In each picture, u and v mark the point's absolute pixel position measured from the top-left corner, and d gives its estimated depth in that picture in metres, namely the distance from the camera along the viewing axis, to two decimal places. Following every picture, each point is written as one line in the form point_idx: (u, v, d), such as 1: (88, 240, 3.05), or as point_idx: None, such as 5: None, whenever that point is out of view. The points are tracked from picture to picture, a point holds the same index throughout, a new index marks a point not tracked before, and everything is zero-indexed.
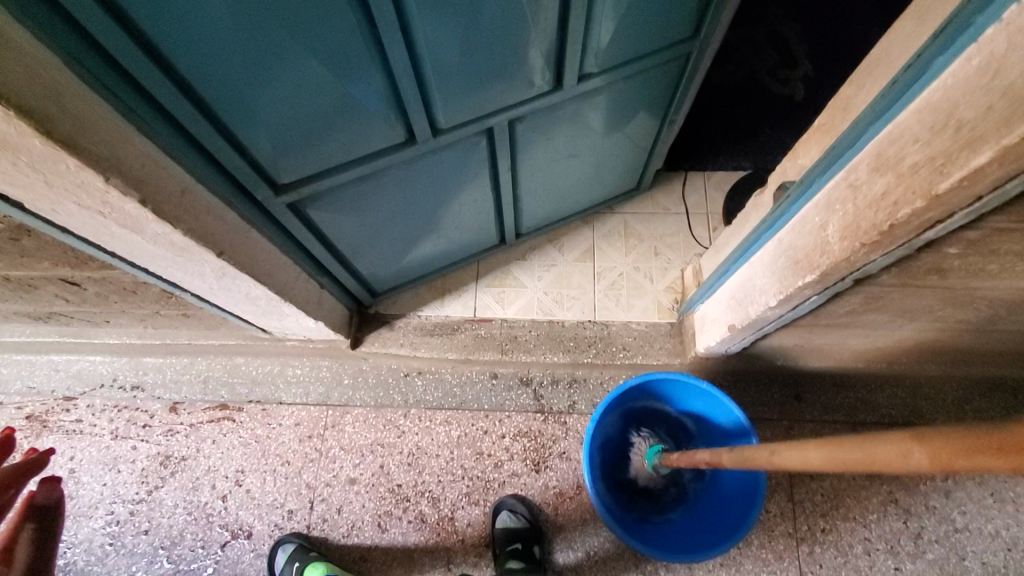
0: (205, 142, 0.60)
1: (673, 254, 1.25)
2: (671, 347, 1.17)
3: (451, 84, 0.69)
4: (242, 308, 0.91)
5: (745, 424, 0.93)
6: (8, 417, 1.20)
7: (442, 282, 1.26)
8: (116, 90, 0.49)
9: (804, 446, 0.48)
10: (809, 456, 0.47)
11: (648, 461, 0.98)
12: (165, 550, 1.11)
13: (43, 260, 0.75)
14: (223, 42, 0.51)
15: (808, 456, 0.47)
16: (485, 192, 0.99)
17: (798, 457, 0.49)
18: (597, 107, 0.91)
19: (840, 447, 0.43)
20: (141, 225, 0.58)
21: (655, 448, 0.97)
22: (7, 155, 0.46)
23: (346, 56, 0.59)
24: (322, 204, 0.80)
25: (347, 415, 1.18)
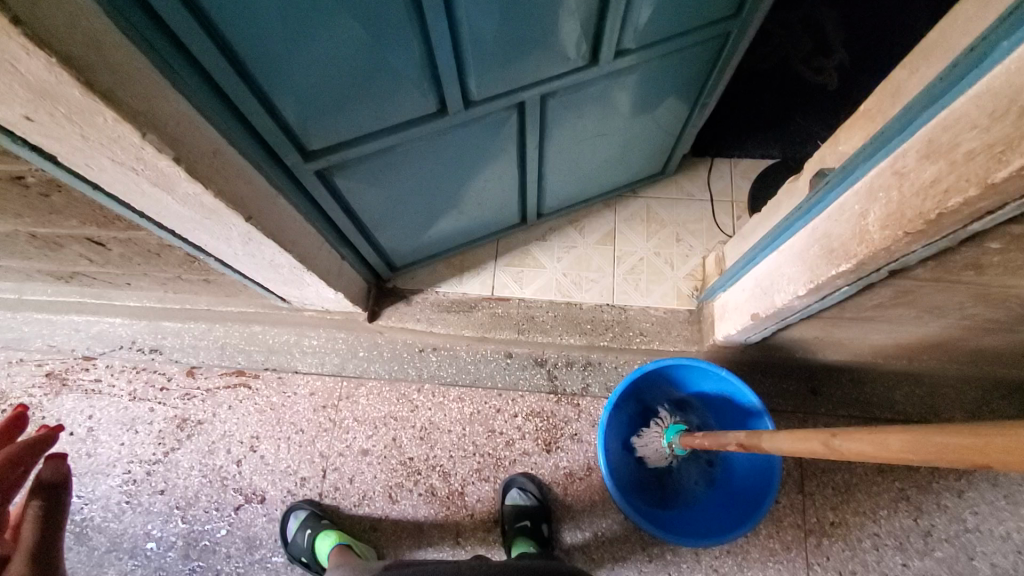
0: (238, 102, 0.59)
1: (695, 241, 1.24)
2: (689, 335, 1.17)
3: (487, 55, 0.68)
4: (264, 275, 0.91)
5: (760, 405, 0.94)
6: (28, 374, 1.22)
7: (461, 260, 1.25)
8: (154, 43, 0.48)
9: (879, 431, 0.48)
10: (888, 442, 0.46)
11: (665, 440, 0.97)
12: (180, 510, 1.13)
13: (71, 218, 0.75)
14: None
15: (887, 443, 0.46)
16: (510, 169, 0.98)
17: (872, 443, 0.48)
18: (631, 85, 0.89)
19: (930, 439, 0.42)
20: (173, 184, 0.58)
21: (677, 427, 0.96)
22: (46, 104, 0.45)
23: (385, 20, 0.57)
24: (349, 173, 0.80)
25: (361, 387, 1.19)
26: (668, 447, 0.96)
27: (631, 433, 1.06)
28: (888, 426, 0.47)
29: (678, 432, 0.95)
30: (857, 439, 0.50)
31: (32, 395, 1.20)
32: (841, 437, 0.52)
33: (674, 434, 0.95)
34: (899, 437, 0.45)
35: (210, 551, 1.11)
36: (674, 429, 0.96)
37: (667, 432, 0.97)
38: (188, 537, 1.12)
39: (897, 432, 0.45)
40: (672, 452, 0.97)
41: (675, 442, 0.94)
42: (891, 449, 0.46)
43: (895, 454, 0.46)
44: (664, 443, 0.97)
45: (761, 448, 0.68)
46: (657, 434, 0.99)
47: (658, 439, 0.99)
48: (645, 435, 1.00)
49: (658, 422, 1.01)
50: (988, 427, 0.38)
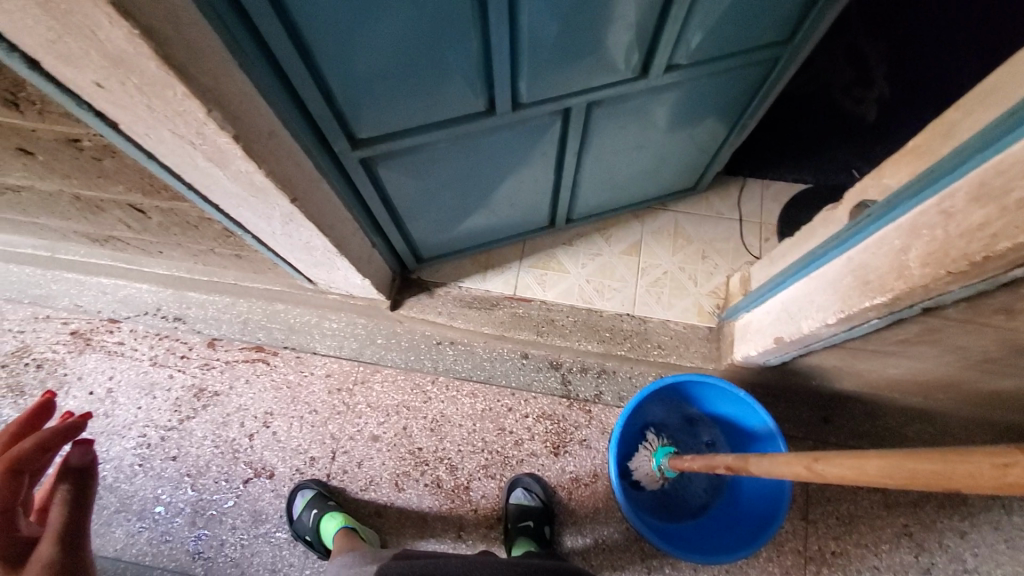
0: (298, 85, 0.60)
1: (720, 259, 1.24)
2: (707, 352, 1.16)
3: (542, 60, 0.69)
4: (297, 256, 0.93)
5: (773, 428, 0.94)
6: (54, 331, 1.24)
7: (487, 257, 1.25)
8: (228, 22, 0.49)
9: (858, 455, 0.48)
10: (867, 467, 0.46)
11: (655, 462, 0.98)
12: (190, 478, 1.15)
13: (119, 183, 0.76)
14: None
15: (866, 467, 0.46)
16: (547, 172, 0.98)
17: (852, 467, 0.48)
18: (675, 100, 0.89)
19: (905, 462, 0.42)
20: (228, 160, 0.59)
21: (665, 450, 0.97)
22: (120, 73, 0.46)
23: (449, 18, 0.58)
24: (391, 163, 0.80)
25: (377, 374, 1.21)
26: (657, 469, 0.98)
27: (625, 457, 1.05)
28: (868, 452, 0.47)
29: (666, 454, 0.96)
30: (838, 464, 0.50)
31: (56, 352, 1.23)
32: (823, 462, 0.52)
33: (662, 457, 0.97)
34: (876, 462, 0.45)
35: (216, 521, 1.12)
36: (663, 451, 0.98)
37: (656, 455, 0.98)
38: (196, 505, 1.13)
39: (875, 455, 0.45)
40: (661, 475, 0.98)
41: (665, 465, 0.95)
42: (868, 473, 0.46)
43: (871, 479, 0.46)
44: (653, 465, 0.98)
45: (745, 471, 0.67)
46: (646, 457, 1.00)
47: (647, 461, 1.00)
48: (634, 459, 1.01)
49: (645, 445, 1.02)
50: (958, 454, 0.38)
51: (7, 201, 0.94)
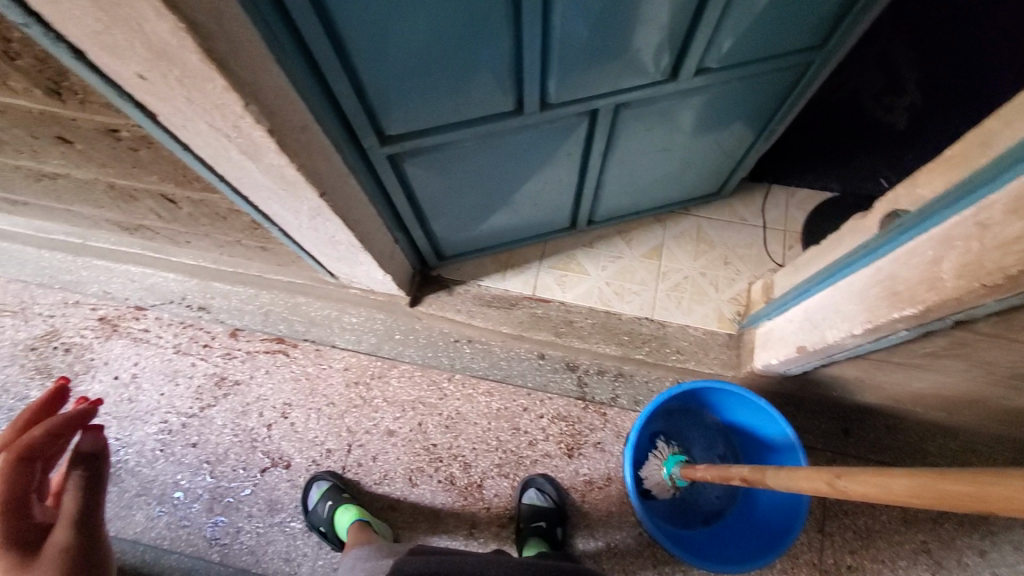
0: (331, 80, 0.61)
1: (742, 266, 1.22)
2: (726, 359, 1.15)
3: (572, 60, 0.69)
4: (321, 250, 0.94)
5: (796, 440, 0.92)
6: (82, 317, 1.29)
7: (507, 256, 1.24)
8: (267, 16, 0.50)
9: (883, 473, 0.47)
10: (893, 485, 0.45)
11: (666, 470, 0.97)
12: (209, 465, 1.17)
13: (152, 174, 0.78)
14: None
15: (891, 485, 0.45)
16: (571, 173, 0.98)
17: (876, 485, 0.47)
18: (703, 104, 0.88)
19: (936, 481, 0.41)
20: (261, 153, 0.60)
21: (676, 458, 0.97)
22: (163, 67, 0.47)
23: (482, 18, 0.59)
24: (418, 160, 0.81)
25: (394, 369, 1.24)
26: (669, 478, 0.96)
27: (636, 465, 1.02)
28: (894, 469, 0.45)
29: (677, 463, 0.96)
30: (862, 481, 0.48)
31: (84, 337, 1.27)
32: (846, 478, 0.51)
33: (673, 465, 0.96)
34: (903, 481, 0.44)
35: (233, 508, 1.14)
36: (674, 459, 0.97)
37: (668, 463, 0.97)
38: (213, 492, 1.15)
39: (901, 474, 0.44)
40: (672, 484, 0.97)
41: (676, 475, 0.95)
42: (893, 492, 0.45)
43: (897, 497, 0.45)
44: (665, 474, 0.97)
45: (763, 484, 0.66)
46: (658, 465, 0.98)
47: (659, 469, 0.98)
48: (645, 467, 0.99)
49: (655, 453, 1.01)
50: (990, 476, 0.37)
51: (43, 188, 0.97)
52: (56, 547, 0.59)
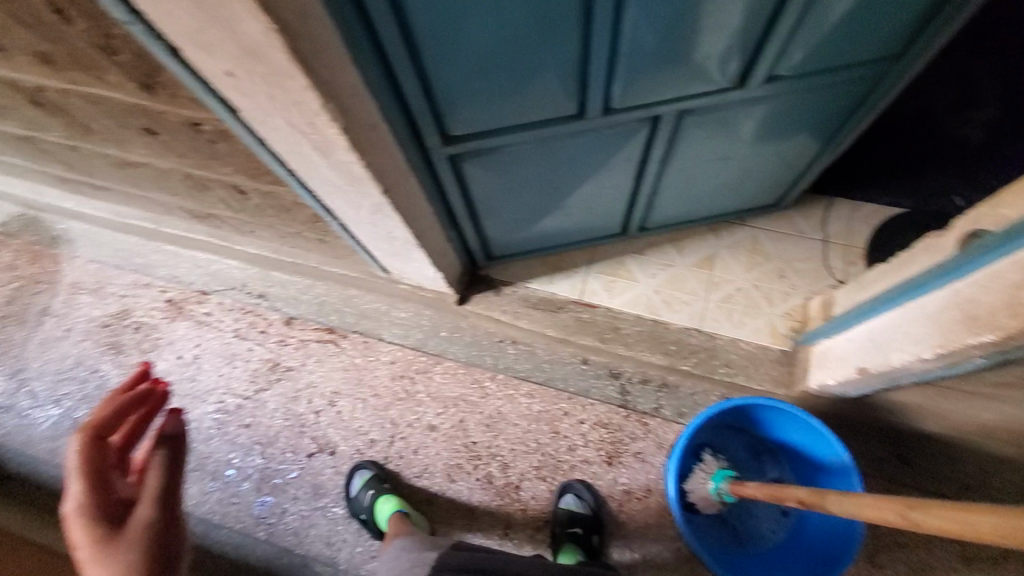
0: (402, 80, 0.63)
1: (799, 281, 1.18)
2: (778, 376, 1.12)
3: (639, 65, 0.68)
4: (377, 245, 0.97)
5: (848, 462, 0.90)
6: (152, 298, 1.37)
7: (556, 259, 1.23)
8: (349, 17, 0.52)
9: (965, 508, 0.44)
10: (977, 522, 0.42)
11: (713, 484, 0.95)
12: (260, 446, 1.22)
13: (227, 166, 0.82)
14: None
15: (976, 522, 0.42)
16: (627, 179, 0.98)
17: (957, 520, 0.44)
18: (769, 113, 0.86)
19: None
20: (332, 150, 0.62)
21: (724, 472, 0.94)
22: (251, 65, 0.50)
23: (553, 23, 0.59)
24: (478, 161, 0.82)
25: (438, 366, 1.26)
26: (715, 493, 0.94)
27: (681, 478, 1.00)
28: (978, 504, 0.43)
29: (725, 478, 0.93)
30: (940, 514, 0.46)
31: (153, 317, 1.35)
32: (920, 509, 0.48)
33: (721, 480, 0.93)
34: (989, 518, 0.41)
35: (280, 489, 1.19)
36: (721, 474, 0.94)
37: (714, 478, 0.95)
38: (262, 472, 1.20)
39: (988, 510, 0.41)
40: (719, 499, 0.95)
41: (722, 490, 0.93)
42: (977, 529, 0.42)
43: (982, 535, 0.42)
44: (711, 488, 0.95)
45: (823, 509, 0.63)
46: (703, 479, 0.96)
47: (704, 482, 0.97)
48: (690, 481, 0.97)
49: (701, 465, 0.99)
50: None
51: (126, 176, 1.03)
52: (141, 522, 0.69)
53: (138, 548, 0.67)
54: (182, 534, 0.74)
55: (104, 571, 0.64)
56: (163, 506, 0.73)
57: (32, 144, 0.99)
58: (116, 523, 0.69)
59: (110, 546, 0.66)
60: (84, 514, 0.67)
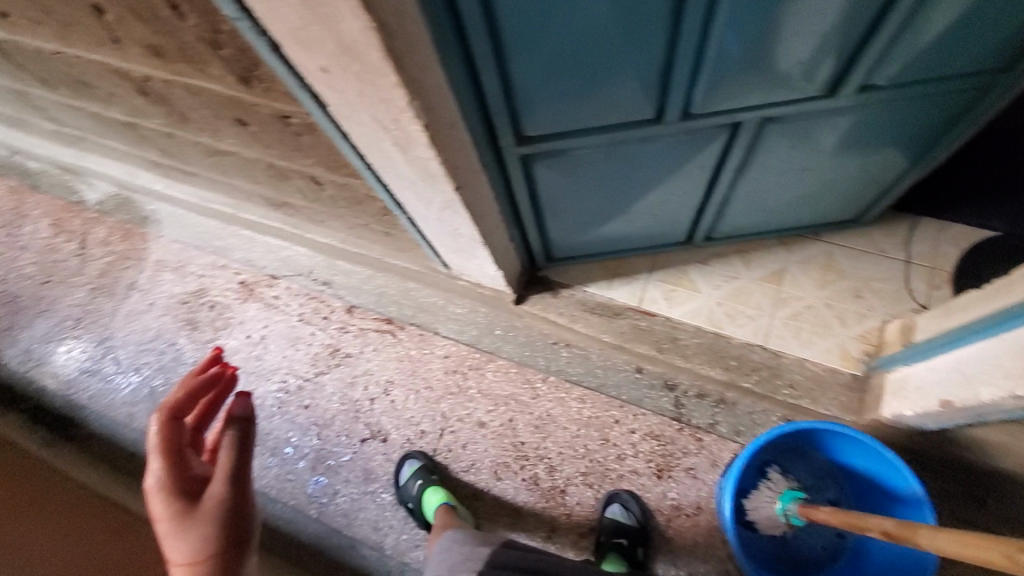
0: (484, 80, 0.64)
1: (877, 302, 1.12)
2: (846, 402, 1.06)
3: (723, 70, 0.66)
4: (442, 241, 0.98)
5: (920, 493, 0.85)
6: (226, 279, 1.45)
7: (616, 264, 1.22)
8: (440, 17, 0.53)
9: None
10: None
11: (780, 505, 0.91)
12: (316, 427, 1.27)
13: (308, 157, 0.86)
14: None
15: None
16: (698, 187, 0.95)
17: None
18: (858, 124, 0.81)
19: None
20: (412, 146, 0.64)
21: (794, 493, 0.91)
22: (346, 62, 0.52)
23: (640, 26, 0.58)
24: (549, 162, 0.82)
25: (491, 363, 1.27)
26: (782, 514, 0.91)
27: (741, 494, 0.97)
28: None
29: (794, 499, 0.89)
30: None
31: (226, 297, 1.43)
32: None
33: (789, 500, 0.90)
34: None
35: (333, 471, 1.23)
36: (789, 495, 0.91)
37: (782, 498, 0.91)
38: (317, 453, 1.25)
39: None
40: (786, 521, 0.91)
41: (790, 511, 0.89)
42: None
43: None
44: (777, 509, 0.91)
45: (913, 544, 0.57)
46: (769, 499, 0.93)
47: (771, 503, 0.93)
48: (752, 498, 0.95)
49: (768, 483, 0.95)
50: None
51: (213, 162, 1.10)
52: (213, 497, 0.72)
53: (210, 520, 0.70)
54: (253, 505, 0.76)
55: (183, 543, 0.68)
56: (235, 482, 0.76)
57: (133, 130, 1.07)
58: (191, 497, 0.72)
59: (184, 519, 0.69)
60: (164, 489, 0.72)
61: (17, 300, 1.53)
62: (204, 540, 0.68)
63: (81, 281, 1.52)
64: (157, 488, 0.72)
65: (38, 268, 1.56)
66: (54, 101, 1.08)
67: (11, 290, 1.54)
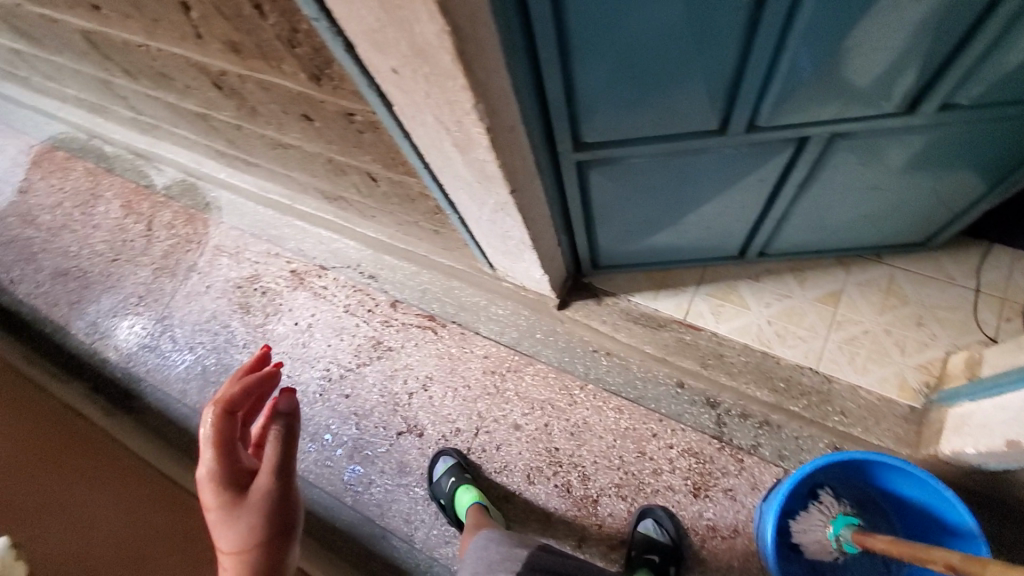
0: (548, 85, 0.64)
1: (940, 331, 1.07)
2: (901, 434, 1.01)
3: (796, 82, 0.64)
4: (491, 242, 0.99)
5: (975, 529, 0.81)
6: (279, 267, 1.50)
7: (663, 275, 1.20)
8: (511, 22, 0.53)
9: None
10: None
11: (832, 530, 0.87)
12: (356, 417, 1.30)
13: (367, 154, 0.88)
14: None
15: None
16: (756, 201, 0.92)
17: None
18: (937, 144, 0.77)
19: None
20: (472, 148, 0.65)
21: (847, 519, 0.87)
22: (417, 64, 0.53)
23: (713, 36, 0.57)
24: (605, 169, 0.82)
25: (529, 367, 1.26)
26: (834, 540, 0.87)
27: (786, 514, 0.94)
28: None
29: (847, 525, 0.86)
30: None
31: (278, 284, 1.48)
32: None
33: (842, 526, 0.86)
34: None
35: (369, 460, 1.26)
36: (843, 520, 0.87)
37: (835, 523, 0.87)
38: (355, 442, 1.28)
39: None
40: (839, 549, 0.87)
41: (844, 536, 0.85)
42: None
43: None
44: (830, 534, 0.87)
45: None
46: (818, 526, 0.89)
47: (822, 528, 0.89)
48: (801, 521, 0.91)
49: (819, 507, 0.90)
50: None
51: (275, 155, 1.14)
52: (259, 488, 0.65)
53: (254, 514, 0.63)
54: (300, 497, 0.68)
55: (229, 538, 0.62)
56: (283, 472, 0.67)
57: (205, 120, 1.12)
58: (238, 486, 0.65)
59: (231, 510, 0.63)
60: (210, 480, 0.65)
61: (87, 276, 1.63)
62: (250, 531, 0.62)
63: (145, 261, 1.61)
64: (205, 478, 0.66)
65: (108, 247, 1.65)
66: (135, 91, 1.15)
67: (82, 266, 1.64)
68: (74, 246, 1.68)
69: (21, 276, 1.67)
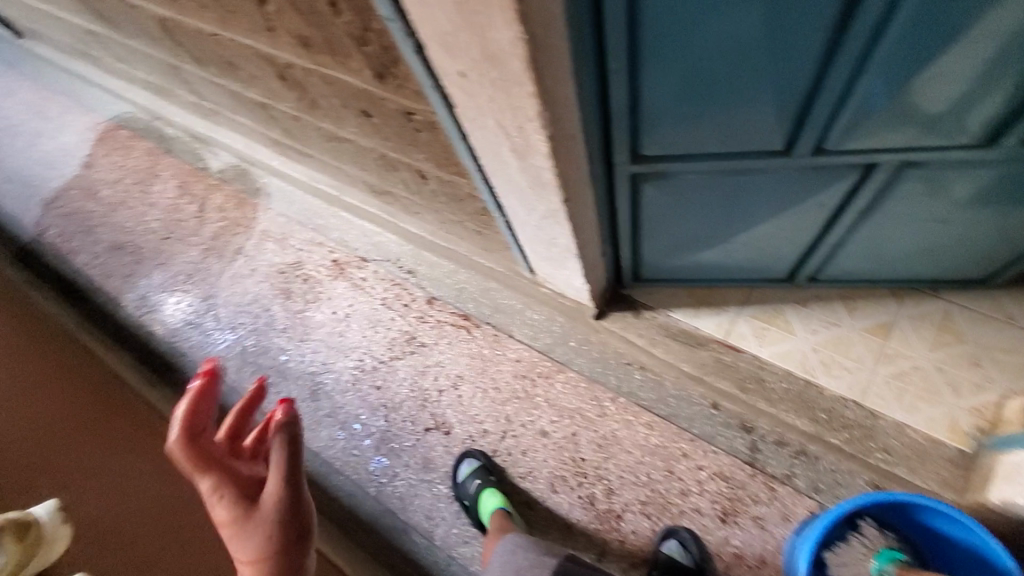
0: (613, 97, 0.63)
1: (997, 374, 1.02)
2: (948, 478, 0.97)
3: (870, 107, 0.62)
4: (535, 248, 0.99)
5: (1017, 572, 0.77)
6: (321, 256, 1.53)
7: (705, 292, 1.18)
8: (584, 31, 0.53)
9: None
10: None
11: (876, 563, 0.84)
12: (385, 409, 1.31)
13: (420, 152, 0.89)
14: (698, 5, 0.51)
15: None
16: (813, 225, 0.90)
17: None
18: (1014, 181, 0.73)
19: None
20: (530, 155, 0.65)
21: (892, 554, 0.84)
22: (486, 69, 0.53)
23: (789, 57, 0.56)
24: (659, 183, 0.81)
25: (561, 374, 1.24)
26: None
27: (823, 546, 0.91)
28: None
29: (892, 560, 0.83)
30: None
31: (319, 272, 1.51)
32: None
33: (886, 560, 0.83)
34: None
35: (395, 453, 1.27)
36: (887, 555, 0.84)
37: (878, 557, 0.84)
38: (383, 434, 1.29)
39: None
40: None
41: (889, 573, 0.82)
42: None
43: None
44: (872, 568, 0.84)
45: None
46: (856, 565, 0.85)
47: (865, 561, 0.85)
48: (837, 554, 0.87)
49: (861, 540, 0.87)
50: None
51: (329, 146, 1.17)
52: (270, 497, 0.69)
53: (268, 521, 0.67)
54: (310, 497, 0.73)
55: (249, 543, 0.65)
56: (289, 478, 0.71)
57: (265, 110, 1.15)
58: (248, 499, 0.69)
59: (244, 523, 0.66)
60: (219, 498, 0.68)
61: (141, 251, 1.69)
62: (266, 539, 0.65)
63: (196, 241, 1.66)
64: (213, 495, 0.69)
65: (162, 224, 1.72)
66: (201, 77, 1.19)
67: (137, 241, 1.71)
68: (130, 221, 1.75)
69: (80, 247, 1.75)
